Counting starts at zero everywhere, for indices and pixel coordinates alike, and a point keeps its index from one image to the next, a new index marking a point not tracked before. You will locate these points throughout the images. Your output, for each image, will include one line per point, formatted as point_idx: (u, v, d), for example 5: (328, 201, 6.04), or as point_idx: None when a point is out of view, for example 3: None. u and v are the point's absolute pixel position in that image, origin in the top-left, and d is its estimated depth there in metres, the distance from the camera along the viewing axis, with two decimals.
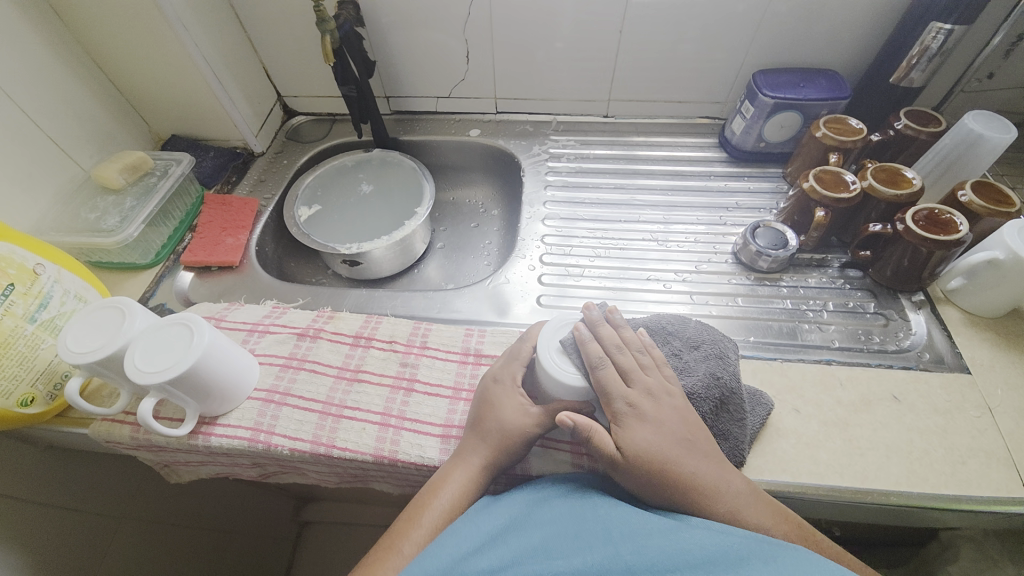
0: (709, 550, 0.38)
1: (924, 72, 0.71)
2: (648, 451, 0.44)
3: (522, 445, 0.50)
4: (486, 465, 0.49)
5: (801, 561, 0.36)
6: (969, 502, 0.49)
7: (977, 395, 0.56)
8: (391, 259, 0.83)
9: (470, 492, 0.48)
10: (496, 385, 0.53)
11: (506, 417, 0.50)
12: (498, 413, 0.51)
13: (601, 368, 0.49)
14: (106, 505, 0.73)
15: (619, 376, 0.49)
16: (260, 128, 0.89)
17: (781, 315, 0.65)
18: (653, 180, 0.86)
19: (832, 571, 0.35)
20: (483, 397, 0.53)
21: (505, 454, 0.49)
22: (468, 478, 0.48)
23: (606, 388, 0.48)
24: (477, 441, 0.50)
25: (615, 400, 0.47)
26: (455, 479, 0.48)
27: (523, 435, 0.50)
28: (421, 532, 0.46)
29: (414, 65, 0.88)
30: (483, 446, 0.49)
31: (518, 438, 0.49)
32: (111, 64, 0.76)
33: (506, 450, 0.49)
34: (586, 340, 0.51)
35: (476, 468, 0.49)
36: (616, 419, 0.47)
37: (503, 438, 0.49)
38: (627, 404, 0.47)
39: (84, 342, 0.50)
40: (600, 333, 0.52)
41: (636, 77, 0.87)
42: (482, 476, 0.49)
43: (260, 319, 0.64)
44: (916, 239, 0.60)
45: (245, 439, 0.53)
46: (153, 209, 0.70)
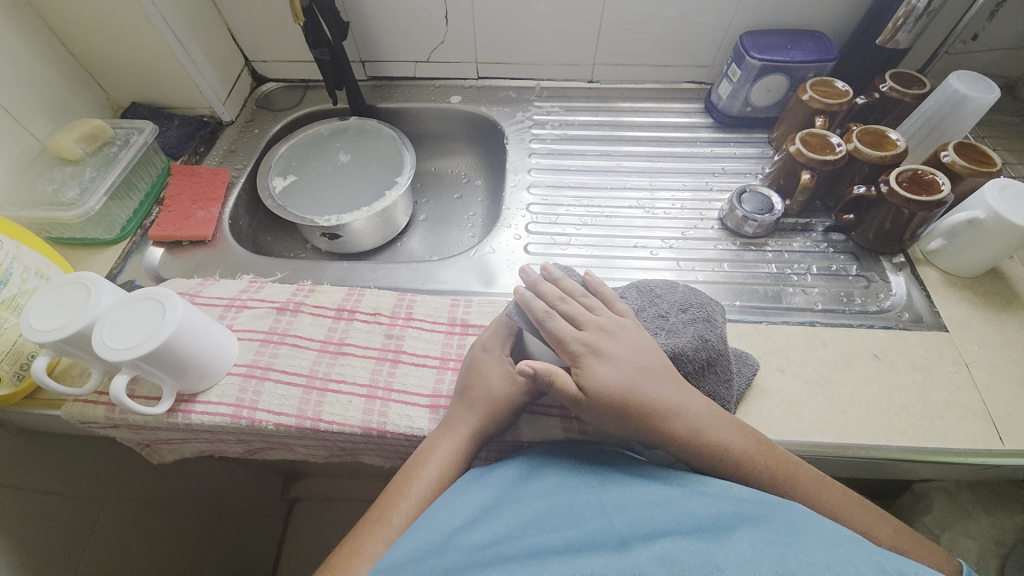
0: (704, 521, 0.38)
1: (910, 33, 0.69)
2: (612, 386, 0.44)
3: (510, 412, 0.49)
4: (475, 433, 0.48)
5: (793, 526, 0.36)
6: (945, 453, 0.51)
7: (954, 352, 0.57)
8: (373, 231, 0.80)
9: (460, 460, 0.48)
10: (483, 354, 0.53)
11: (494, 385, 0.50)
12: (484, 381, 0.50)
13: (549, 318, 0.48)
14: (87, 489, 0.71)
15: (564, 322, 0.48)
16: (227, 95, 0.84)
17: (766, 279, 0.66)
18: (638, 146, 0.84)
19: (823, 533, 0.35)
20: (470, 365, 0.52)
21: (494, 422, 0.49)
22: (457, 447, 0.48)
23: (557, 334, 0.47)
24: (465, 410, 0.49)
25: (570, 344, 0.47)
26: (444, 448, 0.48)
27: (511, 403, 0.49)
28: (410, 503, 0.45)
29: (390, 27, 0.84)
30: (472, 414, 0.49)
31: (506, 406, 0.49)
32: (59, 24, 0.70)
33: (494, 418, 0.49)
34: (528, 295, 0.50)
35: (465, 437, 0.48)
36: (577, 359, 0.46)
37: (491, 406, 0.49)
38: (582, 345, 0.46)
39: (47, 320, 0.47)
40: (541, 290, 0.51)
41: (622, 40, 0.84)
42: (471, 445, 0.48)
43: (236, 294, 0.61)
44: (900, 201, 0.60)
45: (227, 415, 0.52)
46: (116, 181, 0.66)
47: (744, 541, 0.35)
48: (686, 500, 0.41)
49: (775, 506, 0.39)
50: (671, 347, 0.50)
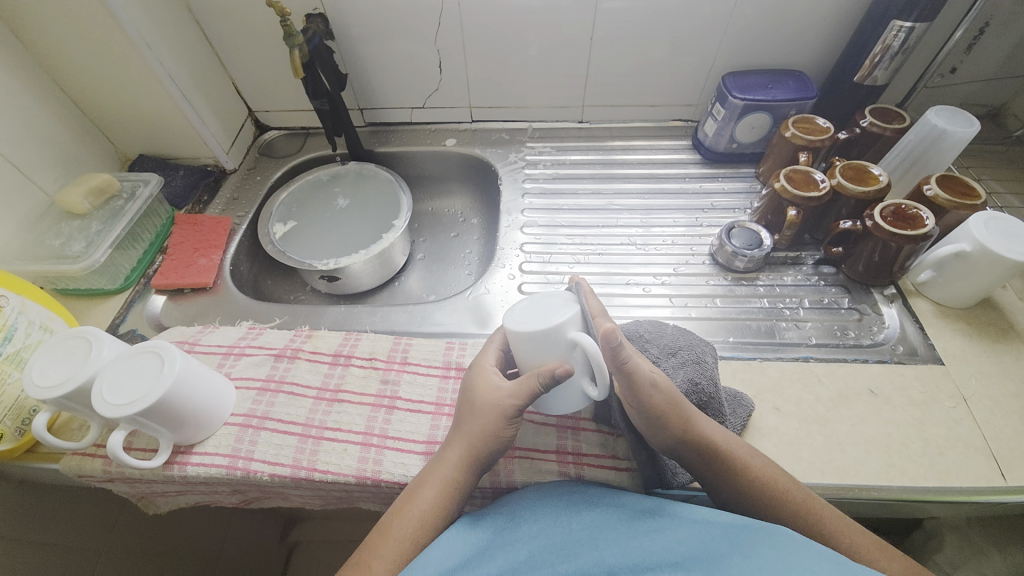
0: (692, 549, 0.39)
1: (888, 69, 0.72)
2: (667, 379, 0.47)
3: (503, 436, 0.48)
4: (466, 462, 0.47)
5: (776, 548, 0.37)
6: (948, 493, 0.50)
7: (951, 385, 0.57)
8: (371, 272, 0.82)
9: (451, 492, 0.46)
10: (479, 381, 0.51)
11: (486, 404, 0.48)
12: (479, 413, 0.48)
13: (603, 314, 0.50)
14: (84, 540, 0.71)
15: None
16: (231, 145, 0.88)
17: (759, 314, 0.66)
18: (629, 184, 0.86)
19: (806, 557, 0.36)
20: (464, 390, 0.51)
21: (488, 449, 0.47)
22: (449, 479, 0.46)
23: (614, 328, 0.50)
24: (458, 436, 0.48)
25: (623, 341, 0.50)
26: (433, 484, 0.46)
27: (504, 425, 0.48)
28: (394, 545, 0.43)
29: (387, 77, 0.88)
30: (466, 441, 0.47)
31: (498, 430, 0.47)
32: (73, 84, 0.73)
33: (488, 442, 0.47)
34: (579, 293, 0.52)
35: (458, 468, 0.47)
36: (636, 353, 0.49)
37: (484, 430, 0.47)
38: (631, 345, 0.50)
39: (49, 375, 0.48)
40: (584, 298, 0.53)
41: (609, 83, 0.88)
42: (463, 475, 0.47)
43: (235, 342, 0.62)
44: (885, 235, 0.61)
45: (222, 467, 0.52)
46: (121, 232, 0.69)
47: (733, 569, 0.35)
48: (677, 532, 0.41)
49: (762, 529, 0.39)
50: None
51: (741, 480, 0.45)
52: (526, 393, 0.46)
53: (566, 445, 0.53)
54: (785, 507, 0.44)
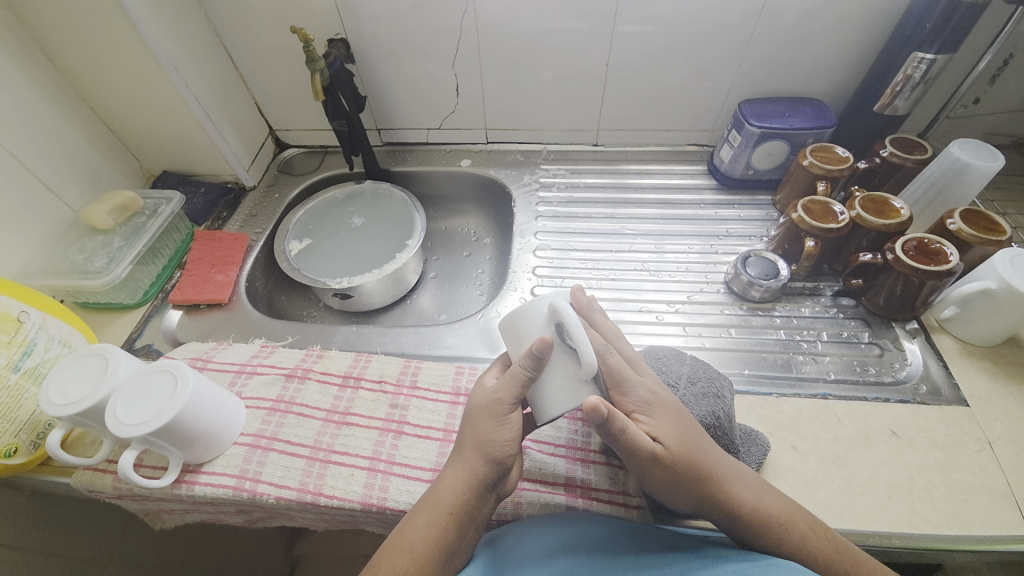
0: None
1: (908, 100, 0.72)
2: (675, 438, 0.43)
3: (499, 443, 0.45)
4: (462, 477, 0.44)
5: None
6: (973, 543, 0.48)
7: (976, 428, 0.55)
8: (384, 291, 0.82)
9: (450, 514, 0.43)
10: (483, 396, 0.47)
11: (478, 408, 0.46)
12: (484, 434, 0.45)
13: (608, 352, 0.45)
14: (93, 551, 0.71)
15: (625, 364, 0.46)
16: (251, 162, 0.90)
17: (775, 346, 0.65)
18: (644, 209, 0.86)
19: None
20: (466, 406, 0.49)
21: (485, 462, 0.44)
22: (452, 502, 0.43)
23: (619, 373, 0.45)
24: (456, 451, 0.46)
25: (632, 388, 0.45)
26: (431, 507, 0.43)
27: (498, 429, 0.45)
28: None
29: (405, 99, 0.89)
30: (462, 456, 0.45)
31: (491, 435, 0.45)
32: (103, 104, 0.76)
33: (483, 453, 0.44)
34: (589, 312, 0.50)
35: (457, 488, 0.44)
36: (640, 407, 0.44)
37: (477, 438, 0.45)
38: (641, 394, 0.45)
39: (66, 392, 0.49)
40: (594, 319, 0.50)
41: (624, 109, 0.88)
42: (468, 496, 0.43)
43: (247, 360, 0.63)
44: (907, 270, 0.60)
45: (229, 488, 0.52)
46: (142, 248, 0.70)
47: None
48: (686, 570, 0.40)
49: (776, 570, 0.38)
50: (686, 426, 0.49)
51: (769, 541, 0.43)
52: (510, 380, 0.45)
53: (576, 478, 0.52)
54: (807, 560, 0.42)
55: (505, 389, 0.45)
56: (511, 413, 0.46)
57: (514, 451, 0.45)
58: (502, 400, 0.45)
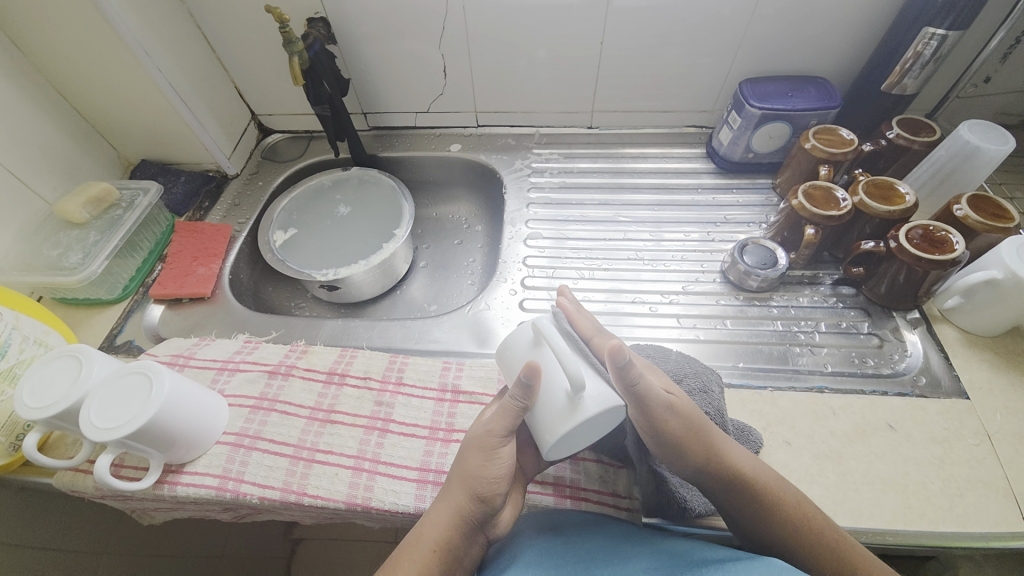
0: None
1: (917, 79, 0.68)
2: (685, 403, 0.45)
3: (487, 478, 0.43)
4: (449, 511, 0.43)
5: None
6: (968, 539, 0.47)
7: (975, 422, 0.54)
8: (372, 282, 0.80)
9: (437, 550, 0.41)
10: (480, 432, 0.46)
11: (472, 441, 0.46)
12: (473, 467, 0.44)
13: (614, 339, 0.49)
14: (82, 544, 0.70)
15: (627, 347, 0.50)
16: (233, 150, 0.87)
17: (772, 338, 0.63)
18: (639, 195, 0.83)
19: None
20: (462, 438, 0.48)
21: (473, 496, 0.43)
22: (435, 537, 0.42)
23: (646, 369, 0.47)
24: (445, 486, 0.45)
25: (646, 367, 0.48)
26: (415, 543, 0.42)
27: (488, 464, 0.44)
28: None
29: (391, 82, 0.86)
30: (452, 489, 0.44)
31: (480, 470, 0.44)
32: (74, 92, 0.73)
33: (471, 487, 0.43)
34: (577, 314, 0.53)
35: (442, 522, 0.43)
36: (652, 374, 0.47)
37: (467, 473, 0.44)
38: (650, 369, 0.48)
39: (38, 394, 0.48)
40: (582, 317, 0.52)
41: (619, 89, 0.85)
42: (452, 530, 0.42)
43: (230, 356, 0.61)
44: (911, 258, 0.57)
45: (212, 488, 0.51)
46: (119, 242, 0.68)
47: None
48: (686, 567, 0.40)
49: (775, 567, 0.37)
50: None
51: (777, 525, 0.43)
52: (502, 412, 0.45)
53: (565, 477, 0.51)
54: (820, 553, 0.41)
55: (499, 422, 0.45)
56: (502, 447, 0.45)
57: (503, 489, 0.44)
58: (494, 433, 0.45)
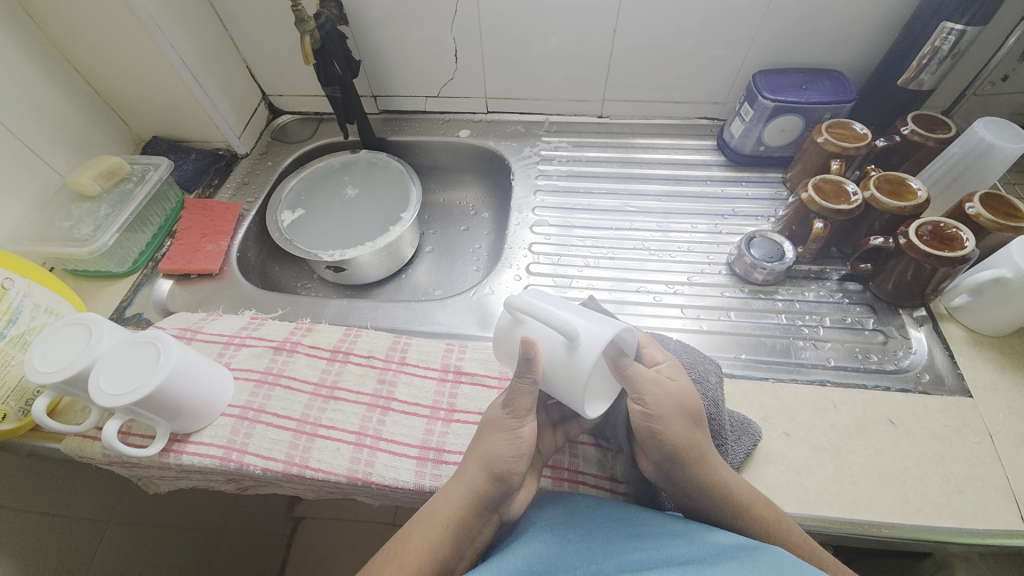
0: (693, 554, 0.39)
1: (934, 74, 0.67)
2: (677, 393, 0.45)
3: (505, 457, 0.43)
4: (465, 489, 0.43)
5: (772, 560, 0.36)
6: (965, 535, 0.47)
7: (977, 420, 0.53)
8: (378, 265, 0.81)
9: (451, 527, 0.42)
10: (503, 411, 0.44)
11: (491, 418, 0.45)
12: (492, 449, 0.43)
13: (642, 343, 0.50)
14: (91, 512, 0.72)
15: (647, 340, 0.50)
16: (244, 129, 0.87)
17: (775, 331, 0.63)
18: (648, 185, 0.83)
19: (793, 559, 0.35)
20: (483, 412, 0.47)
21: (491, 475, 0.43)
22: (450, 515, 0.42)
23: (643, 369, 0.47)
24: (463, 463, 0.45)
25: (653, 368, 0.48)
26: (428, 517, 0.43)
27: (510, 444, 0.43)
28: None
29: (402, 65, 0.85)
30: (468, 466, 0.44)
31: (499, 450, 0.43)
32: (87, 65, 0.73)
33: (487, 469, 0.43)
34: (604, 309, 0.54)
35: (457, 500, 0.43)
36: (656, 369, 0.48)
37: (485, 451, 0.43)
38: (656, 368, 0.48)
39: (49, 359, 0.48)
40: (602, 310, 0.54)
41: (631, 79, 0.84)
42: (467, 511, 0.42)
43: (236, 331, 0.62)
44: (920, 255, 0.57)
45: (216, 458, 0.52)
46: (129, 216, 0.69)
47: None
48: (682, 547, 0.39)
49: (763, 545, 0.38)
50: None
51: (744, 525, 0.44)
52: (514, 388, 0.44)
53: (563, 460, 0.51)
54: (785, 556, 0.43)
55: (519, 400, 0.43)
56: (524, 425, 0.44)
57: (520, 469, 0.43)
58: (514, 413, 0.44)
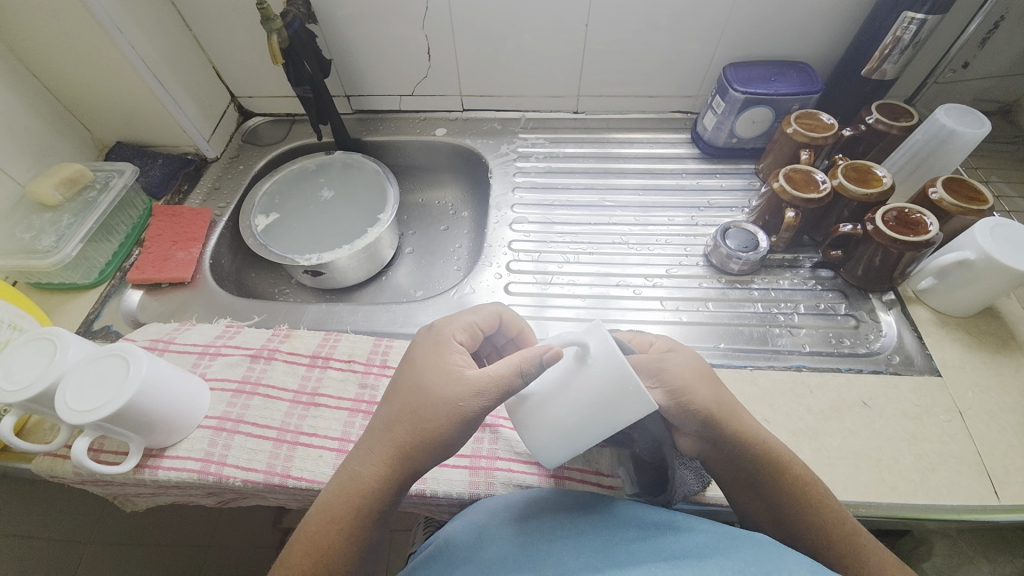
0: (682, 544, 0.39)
1: (897, 64, 0.69)
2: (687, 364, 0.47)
3: (447, 445, 0.42)
4: (392, 471, 0.41)
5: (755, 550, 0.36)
6: (939, 510, 0.49)
7: (947, 399, 0.55)
8: (357, 267, 0.79)
9: (372, 511, 0.41)
10: (460, 401, 0.41)
11: (437, 402, 0.42)
12: (437, 438, 0.41)
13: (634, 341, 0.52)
14: (65, 533, 0.69)
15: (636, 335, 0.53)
16: (212, 133, 0.85)
17: (752, 320, 0.64)
18: (625, 179, 0.83)
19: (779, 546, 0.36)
20: (426, 387, 0.43)
21: (425, 463, 0.42)
22: (376, 497, 0.41)
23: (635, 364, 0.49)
24: (397, 439, 0.42)
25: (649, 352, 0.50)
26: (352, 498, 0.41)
27: (453, 433, 0.42)
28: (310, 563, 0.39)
29: (375, 64, 0.84)
30: (406, 452, 0.41)
31: (437, 436, 0.41)
32: (43, 69, 0.70)
33: (426, 455, 0.42)
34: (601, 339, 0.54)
35: (387, 481, 0.41)
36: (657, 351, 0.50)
37: (428, 438, 0.41)
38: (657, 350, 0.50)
39: (12, 376, 0.47)
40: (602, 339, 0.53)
41: (605, 75, 0.84)
42: (394, 492, 0.42)
43: (211, 341, 0.61)
44: (886, 240, 0.59)
45: (194, 471, 0.51)
46: (93, 225, 0.67)
47: (715, 570, 0.34)
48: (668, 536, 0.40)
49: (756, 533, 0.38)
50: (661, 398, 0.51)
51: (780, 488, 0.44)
52: (496, 391, 0.41)
53: None
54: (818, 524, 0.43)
55: (478, 394, 0.41)
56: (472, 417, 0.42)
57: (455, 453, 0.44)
58: (469, 402, 0.41)
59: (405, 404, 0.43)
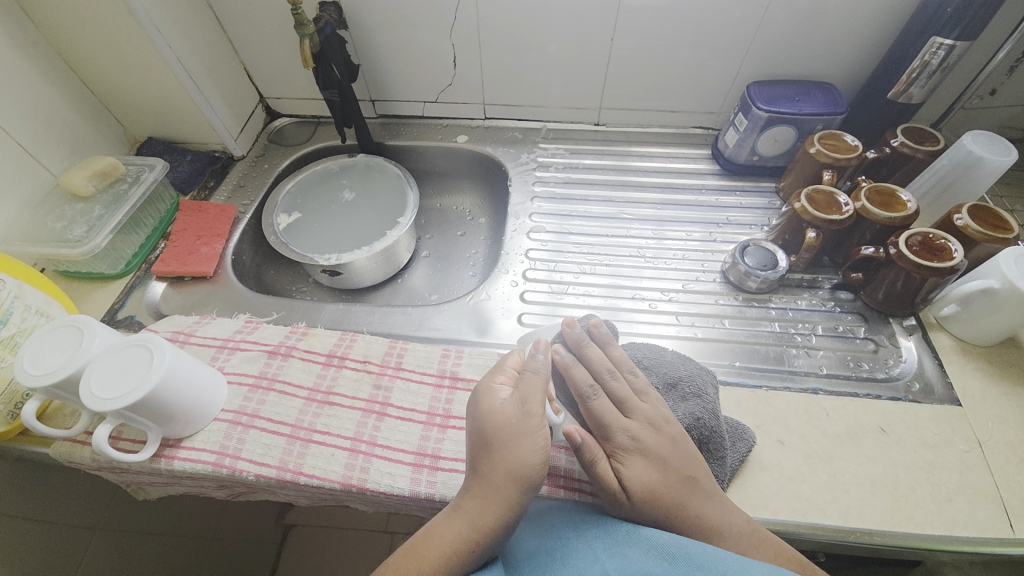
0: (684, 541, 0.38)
1: (924, 88, 0.69)
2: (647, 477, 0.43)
3: (529, 461, 0.41)
4: (486, 498, 0.40)
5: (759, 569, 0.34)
6: (954, 543, 0.48)
7: (967, 429, 0.54)
8: (374, 269, 0.80)
9: (474, 541, 0.39)
10: (518, 412, 0.42)
11: (500, 426, 0.42)
12: (515, 451, 0.41)
13: (593, 395, 0.47)
14: (77, 518, 0.70)
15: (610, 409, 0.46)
16: (240, 131, 0.87)
17: (769, 339, 0.64)
18: (643, 193, 0.83)
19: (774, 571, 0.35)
20: (484, 418, 0.43)
21: (514, 483, 0.40)
22: (475, 524, 0.39)
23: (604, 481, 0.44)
24: (481, 467, 0.41)
25: (616, 433, 0.45)
26: (450, 527, 0.39)
27: (527, 446, 0.41)
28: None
29: (401, 70, 0.86)
30: (490, 474, 0.40)
31: (515, 451, 0.41)
32: (83, 65, 0.73)
33: (513, 474, 0.40)
34: (569, 363, 0.49)
35: (482, 509, 0.39)
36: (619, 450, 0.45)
37: (507, 454, 0.41)
38: (628, 436, 0.45)
39: (39, 362, 0.48)
40: (587, 353, 0.50)
41: (628, 88, 0.85)
42: (492, 518, 0.39)
43: (230, 335, 0.62)
44: (910, 265, 0.58)
45: (209, 463, 0.51)
46: (123, 217, 0.68)
47: None
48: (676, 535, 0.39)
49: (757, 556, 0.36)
50: (693, 417, 0.49)
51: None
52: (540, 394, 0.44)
53: (559, 466, 0.50)
54: None
55: (531, 404, 0.43)
56: (536, 426, 0.42)
57: (545, 470, 0.42)
58: (529, 412, 0.42)
59: (479, 438, 0.42)
